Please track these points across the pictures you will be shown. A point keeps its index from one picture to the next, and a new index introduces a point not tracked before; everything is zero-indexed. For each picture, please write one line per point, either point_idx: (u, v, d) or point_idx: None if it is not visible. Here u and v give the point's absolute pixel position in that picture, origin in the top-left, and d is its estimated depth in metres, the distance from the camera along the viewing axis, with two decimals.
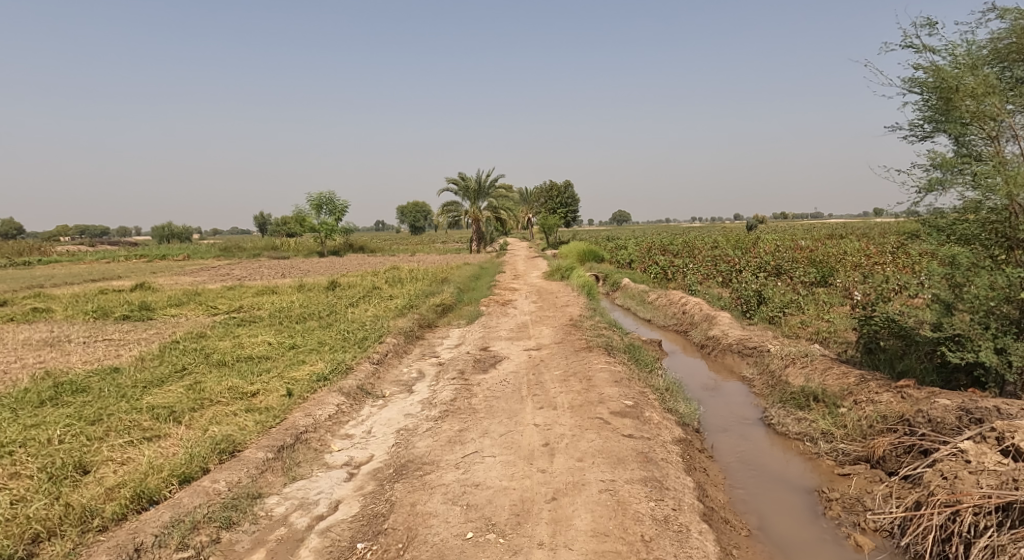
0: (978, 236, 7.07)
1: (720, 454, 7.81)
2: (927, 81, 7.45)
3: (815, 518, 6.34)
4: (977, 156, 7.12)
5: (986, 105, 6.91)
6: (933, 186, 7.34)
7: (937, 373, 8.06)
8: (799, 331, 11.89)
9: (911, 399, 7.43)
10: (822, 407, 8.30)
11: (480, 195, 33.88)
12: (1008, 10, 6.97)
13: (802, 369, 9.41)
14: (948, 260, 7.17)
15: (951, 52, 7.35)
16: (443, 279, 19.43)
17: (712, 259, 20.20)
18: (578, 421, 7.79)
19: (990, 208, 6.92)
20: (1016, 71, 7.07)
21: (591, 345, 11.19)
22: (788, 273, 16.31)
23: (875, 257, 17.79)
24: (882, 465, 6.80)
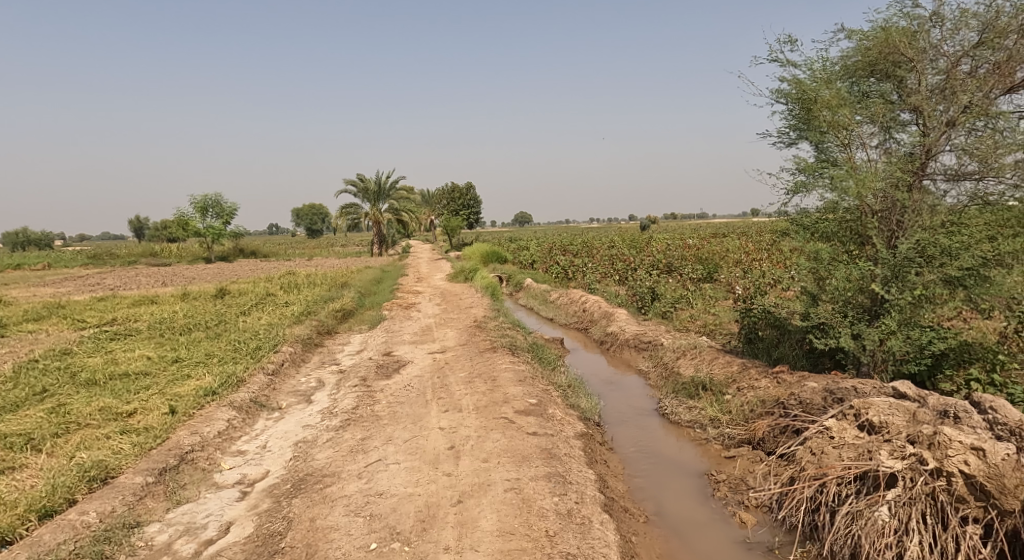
0: (836, 234, 7.78)
1: (620, 446, 8.13)
2: (790, 93, 8.14)
3: (706, 500, 6.74)
4: (834, 161, 7.85)
5: (839, 115, 7.62)
6: (799, 188, 8.02)
7: (806, 358, 8.83)
8: (689, 324, 12.61)
9: (785, 383, 8.08)
10: (709, 395, 8.84)
11: (380, 197, 33.17)
12: (853, 31, 7.75)
13: (692, 359, 9.98)
14: (812, 256, 7.86)
15: (809, 68, 8.08)
16: (343, 284, 18.89)
17: (609, 258, 20.98)
18: (483, 422, 7.84)
19: (844, 209, 7.64)
20: (862, 85, 7.93)
21: (495, 346, 11.28)
22: (678, 270, 17.24)
23: (755, 254, 19.13)
24: (762, 446, 7.35)
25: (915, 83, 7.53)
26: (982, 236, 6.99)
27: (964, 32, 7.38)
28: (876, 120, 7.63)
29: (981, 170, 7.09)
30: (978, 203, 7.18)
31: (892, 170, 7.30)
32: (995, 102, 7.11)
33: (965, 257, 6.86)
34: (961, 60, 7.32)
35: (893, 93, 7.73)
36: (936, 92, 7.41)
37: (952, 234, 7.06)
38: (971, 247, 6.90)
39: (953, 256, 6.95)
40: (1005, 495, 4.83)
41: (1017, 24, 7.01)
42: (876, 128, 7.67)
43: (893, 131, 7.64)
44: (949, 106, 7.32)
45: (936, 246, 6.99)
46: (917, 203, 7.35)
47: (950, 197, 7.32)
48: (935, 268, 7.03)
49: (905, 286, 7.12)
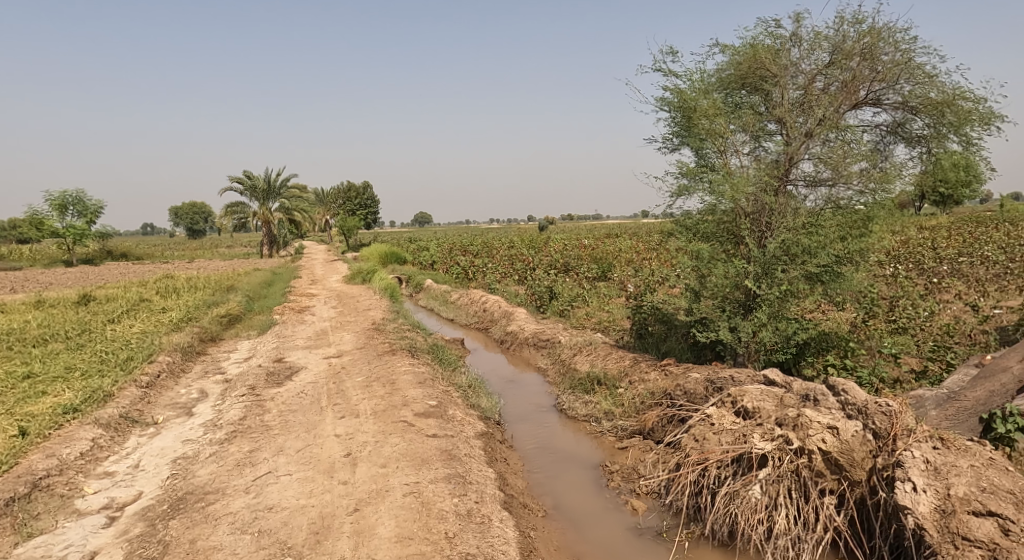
0: (715, 234, 8.27)
1: (519, 443, 8.20)
2: (672, 102, 8.55)
3: (600, 490, 6.94)
4: (712, 166, 8.31)
5: (715, 124, 8.10)
6: (683, 191, 8.44)
7: (690, 350, 9.34)
8: (585, 321, 12.98)
9: (672, 375, 8.50)
10: (604, 389, 9.13)
11: (269, 195, 31.59)
12: (727, 46, 8.29)
13: (587, 355, 10.26)
14: (694, 255, 8.29)
15: (689, 78, 8.54)
16: (228, 287, 17.78)
17: (508, 258, 21.19)
18: (381, 427, 7.64)
19: (721, 211, 8.13)
20: (735, 97, 8.50)
21: (394, 348, 11.05)
22: (574, 269, 17.71)
23: (645, 253, 20.00)
24: (652, 435, 7.65)
25: (779, 97, 8.20)
26: (835, 236, 7.70)
27: (817, 52, 8.13)
28: (747, 129, 8.20)
29: (834, 177, 7.79)
30: (832, 206, 7.85)
31: (761, 175, 7.87)
32: (843, 116, 8.09)
33: (822, 255, 7.60)
34: (815, 77, 8.14)
35: (761, 105, 8.36)
36: (796, 106, 8.13)
37: (811, 234, 7.71)
38: (826, 246, 7.62)
39: (812, 255, 7.67)
40: (855, 467, 5.33)
41: (861, 47, 7.90)
42: (747, 136, 8.24)
43: (762, 139, 8.24)
44: (807, 119, 8.04)
45: (798, 245, 7.65)
46: (781, 205, 7.97)
47: (810, 201, 7.99)
48: (797, 265, 7.68)
49: (773, 282, 7.73)
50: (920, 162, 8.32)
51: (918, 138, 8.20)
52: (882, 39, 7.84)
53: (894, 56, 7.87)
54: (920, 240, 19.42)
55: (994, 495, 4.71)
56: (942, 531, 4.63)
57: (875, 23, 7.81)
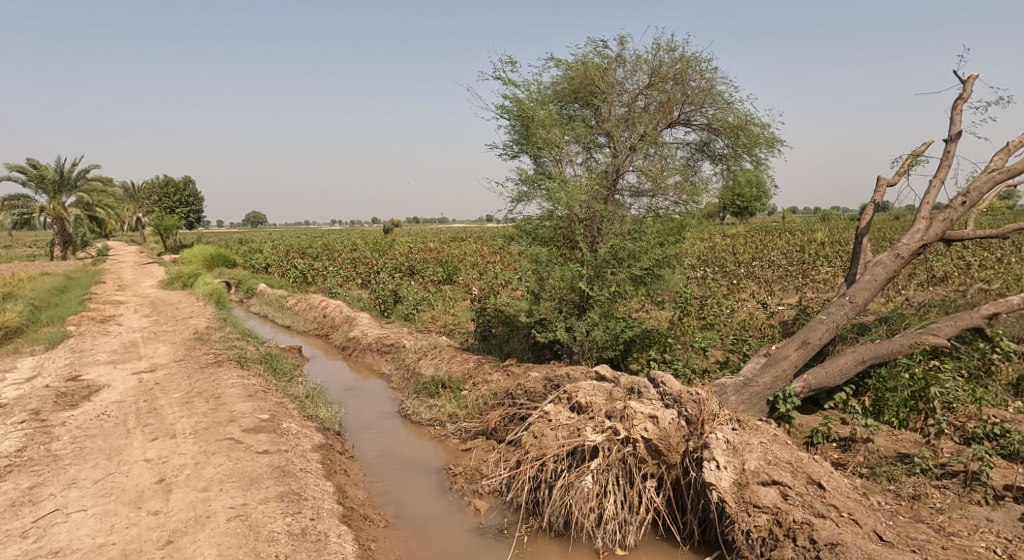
0: (552, 238, 8.55)
1: (361, 453, 7.86)
2: (512, 110, 8.70)
3: (444, 494, 6.84)
4: (549, 174, 8.55)
5: (551, 134, 8.35)
6: (523, 197, 8.63)
7: (531, 350, 9.60)
8: (430, 325, 12.83)
9: (514, 375, 8.65)
10: (448, 392, 9.06)
11: (63, 188, 27.58)
12: (561, 61, 8.64)
13: (431, 359, 10.12)
14: (533, 259, 8.53)
15: (527, 88, 8.77)
16: (6, 295, 15.15)
17: (350, 261, 20.41)
18: (201, 447, 6.90)
19: (557, 217, 8.41)
20: (569, 109, 8.88)
21: (218, 360, 10.08)
22: (419, 273, 17.50)
23: (488, 257, 20.35)
24: (494, 435, 7.70)
25: (607, 112, 8.71)
26: (655, 242, 8.30)
27: (638, 74, 8.74)
28: (579, 141, 8.59)
29: (654, 189, 8.42)
30: (652, 215, 8.48)
31: (592, 185, 8.26)
32: (660, 133, 8.82)
33: (645, 259, 8.14)
34: (638, 96, 8.76)
35: (592, 119, 8.82)
36: (622, 121, 8.69)
37: (634, 240, 8.23)
38: (649, 251, 8.19)
39: (636, 258, 8.17)
40: (672, 451, 5.76)
41: (674, 72, 8.64)
42: (580, 147, 8.64)
43: (593, 151, 8.68)
44: (631, 134, 8.62)
45: (625, 249, 8.11)
46: (610, 212, 8.43)
47: (635, 209, 8.56)
48: (625, 268, 8.18)
49: (604, 284, 8.15)
50: (723, 178, 9.32)
51: (720, 156, 9.18)
52: (691, 67, 8.65)
53: (700, 83, 8.73)
54: (726, 246, 21.83)
55: (777, 466, 5.31)
56: (739, 501, 5.12)
57: (684, 52, 8.60)
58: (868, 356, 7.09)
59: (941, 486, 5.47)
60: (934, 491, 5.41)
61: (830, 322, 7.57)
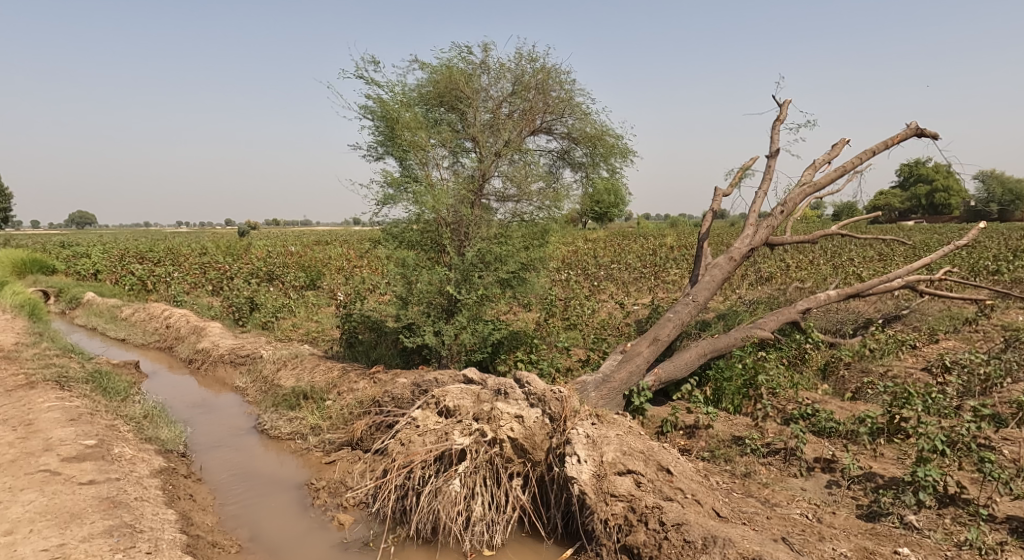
0: (419, 242, 8.47)
1: (210, 475, 7.32)
2: (376, 111, 8.50)
3: (304, 510, 6.56)
4: (415, 177, 8.43)
5: (417, 137, 8.26)
6: (388, 200, 8.47)
7: (400, 356, 9.47)
8: (291, 333, 12.22)
9: (381, 382, 8.49)
10: (310, 403, 8.68)
11: None
12: (426, 64, 8.63)
13: (292, 370, 9.63)
14: (400, 262, 8.36)
15: (391, 89, 8.64)
16: None
17: (198, 266, 18.88)
18: (9, 482, 6.03)
19: (424, 220, 8.35)
20: (434, 113, 8.89)
21: (33, 381, 8.87)
22: (279, 278, 16.60)
23: (354, 261, 19.79)
24: (361, 445, 7.50)
25: (472, 117, 8.82)
26: (520, 246, 8.51)
27: (502, 81, 8.95)
28: (445, 145, 8.62)
29: (518, 194, 8.66)
30: (518, 220, 8.71)
31: (459, 189, 8.31)
32: (524, 140, 9.11)
33: (510, 263, 8.33)
34: (502, 103, 8.99)
35: (458, 123, 8.89)
36: (487, 127, 8.85)
37: (501, 244, 8.37)
38: (514, 255, 8.39)
39: (502, 262, 8.34)
40: (536, 449, 5.94)
41: (536, 82, 8.96)
42: (446, 151, 8.68)
43: (459, 155, 8.74)
44: (496, 140, 8.80)
45: (491, 253, 8.25)
46: (476, 217, 8.55)
47: (500, 214, 8.74)
48: (491, 272, 8.31)
49: (471, 288, 8.24)
50: (583, 185, 9.79)
51: (580, 164, 9.65)
52: (553, 78, 9.00)
53: (560, 93, 9.10)
54: (587, 249, 22.94)
55: (631, 455, 5.66)
56: (598, 491, 5.40)
57: (545, 63, 8.93)
58: (708, 350, 7.83)
59: (766, 462, 6.16)
60: (760, 468, 6.06)
61: (676, 320, 8.22)
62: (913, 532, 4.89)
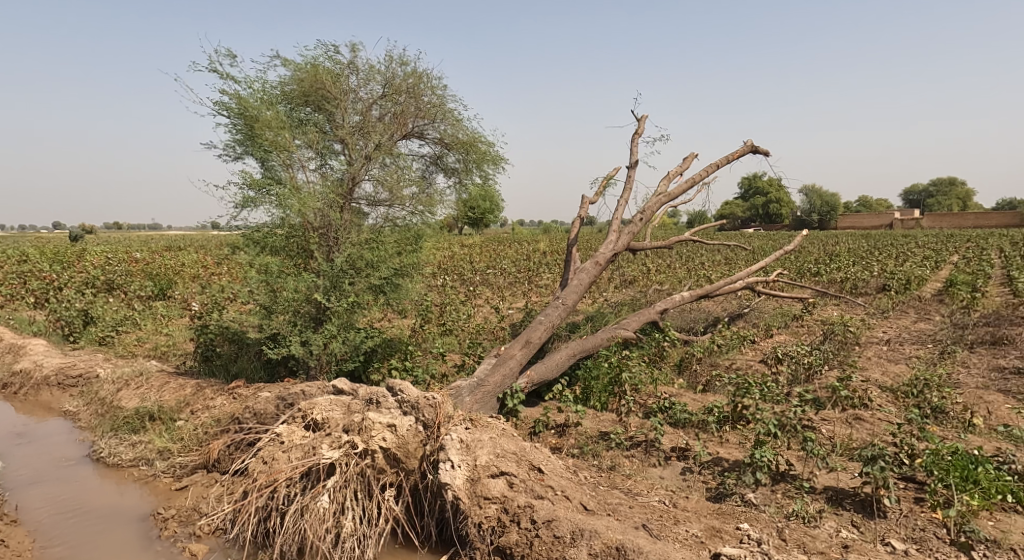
0: (283, 248, 8.04)
1: (30, 516, 6.46)
2: (232, 107, 7.94)
3: (148, 545, 5.99)
4: (278, 179, 7.97)
5: (280, 137, 7.84)
6: (248, 203, 7.95)
7: (263, 369, 8.98)
8: (135, 348, 11.12)
9: (241, 398, 8.01)
10: (158, 424, 7.95)
11: None
12: (289, 61, 8.27)
13: (136, 390, 8.77)
14: (262, 269, 7.84)
15: (249, 86, 8.16)
16: None
17: (18, 276, 16.62)
18: None
19: (290, 225, 7.95)
20: (298, 112, 8.53)
21: None
22: (121, 288, 15.06)
23: (212, 269, 18.43)
24: (217, 467, 6.97)
25: (340, 119, 8.55)
26: (393, 252, 8.38)
27: (372, 83, 8.80)
28: (311, 146, 8.29)
29: (390, 199, 8.53)
30: (390, 225, 8.57)
31: (327, 193, 8.02)
32: (396, 144, 9.00)
33: (383, 268, 8.16)
34: (372, 105, 8.81)
35: (325, 124, 8.59)
36: (356, 130, 8.61)
37: (373, 250, 8.19)
38: (387, 261, 8.24)
39: (374, 268, 8.15)
40: (409, 457, 5.88)
41: (407, 85, 8.91)
42: (312, 152, 8.34)
43: (326, 157, 8.45)
44: (366, 143, 8.60)
45: (363, 259, 8.05)
46: (346, 222, 8.31)
47: (371, 219, 8.57)
48: (362, 278, 8.10)
49: (342, 295, 7.95)
50: (456, 191, 9.86)
51: (453, 170, 9.72)
52: (424, 83, 9.02)
53: (432, 98, 9.12)
54: (462, 255, 23.08)
55: (504, 457, 5.76)
56: (472, 495, 5.43)
57: (416, 67, 8.90)
58: (577, 351, 8.17)
59: (629, 455, 6.53)
60: (624, 460, 6.42)
61: (547, 322, 8.48)
62: (752, 508, 5.40)
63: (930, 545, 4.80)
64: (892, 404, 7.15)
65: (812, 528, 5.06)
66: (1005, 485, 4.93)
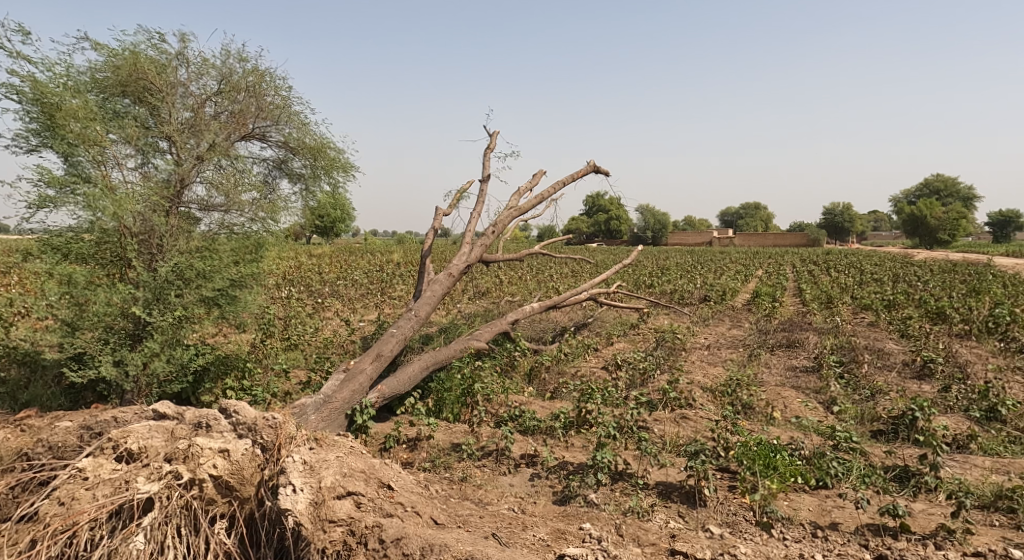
0: (92, 256, 7.09)
1: None
2: (24, 92, 6.86)
3: None
4: (87, 177, 6.99)
5: (89, 129, 6.94)
6: (46, 204, 6.87)
7: (65, 395, 7.84)
8: None
9: (32, 429, 6.91)
10: None
11: None
12: (101, 45, 7.39)
13: None
14: (63, 279, 6.84)
15: (49, 69, 7.07)
16: None
17: None
18: None
19: (101, 229, 6.97)
20: (113, 103, 7.57)
21: None
22: None
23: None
24: None
25: (166, 114, 7.74)
26: (229, 261, 7.75)
27: (206, 78, 8.12)
28: (130, 142, 7.39)
29: (226, 204, 7.87)
30: (225, 231, 7.90)
31: (149, 194, 7.20)
32: (233, 145, 8.35)
33: (217, 279, 7.52)
34: (205, 101, 8.10)
35: (147, 118, 7.73)
36: (186, 127, 7.84)
37: (204, 259, 7.52)
38: (221, 271, 7.60)
39: (206, 278, 7.48)
40: (244, 485, 5.40)
41: (247, 84, 8.37)
42: (132, 149, 7.44)
43: (149, 155, 7.57)
44: (198, 142, 7.84)
45: (192, 269, 7.34)
46: (172, 227, 7.52)
47: (203, 225, 7.85)
48: (192, 289, 7.38)
49: (166, 309, 7.18)
50: (302, 198, 9.39)
51: (298, 176, 9.25)
52: (266, 82, 8.53)
53: (275, 99, 8.66)
54: (308, 265, 21.98)
55: (351, 477, 5.49)
56: (315, 520, 5.10)
57: (258, 65, 8.39)
58: (430, 363, 8.08)
59: (480, 465, 6.55)
60: (476, 471, 6.43)
61: (399, 335, 8.29)
62: (594, 507, 5.65)
63: (740, 527, 5.28)
64: (711, 402, 7.89)
65: (645, 521, 5.40)
66: (797, 469, 5.66)
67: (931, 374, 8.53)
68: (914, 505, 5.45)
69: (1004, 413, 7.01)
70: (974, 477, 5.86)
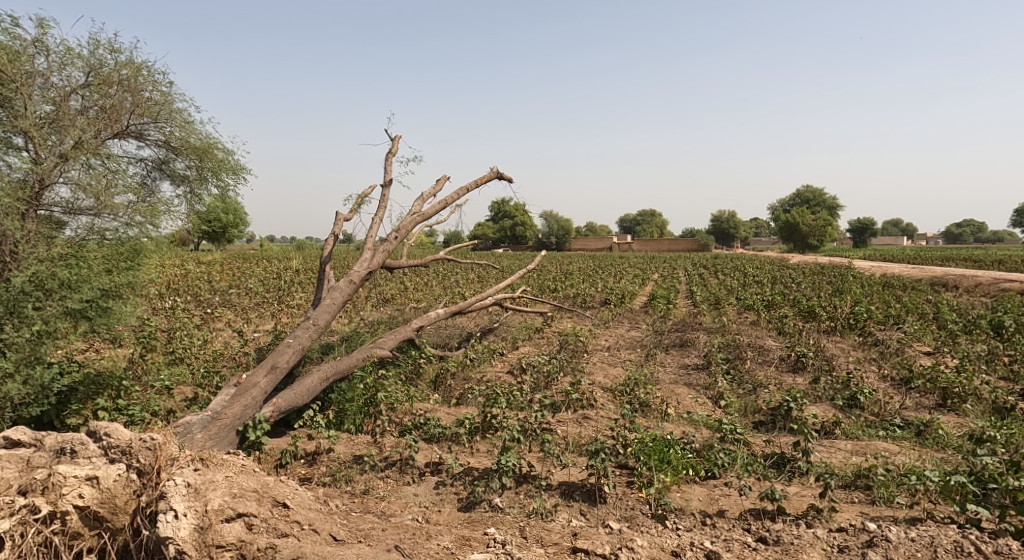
0: None
1: None
2: None
3: None
4: None
5: None
6: None
7: None
8: None
9: None
10: None
11: None
12: None
13: None
14: None
15: None
16: None
17: None
18: None
19: None
20: None
21: None
22: None
23: None
24: None
25: (21, 107, 6.94)
26: (99, 270, 7.12)
27: (70, 69, 7.41)
28: None
29: (95, 207, 7.17)
30: (95, 237, 7.24)
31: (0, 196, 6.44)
32: (104, 143, 7.66)
33: (85, 290, 6.87)
34: (69, 94, 7.39)
35: None
36: (45, 122, 7.09)
37: (70, 267, 6.85)
38: (90, 280, 6.96)
39: (72, 289, 6.81)
40: (117, 514, 4.96)
41: (120, 77, 7.72)
42: None
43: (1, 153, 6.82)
44: (60, 139, 7.10)
45: (53, 278, 6.65)
46: (29, 233, 6.75)
47: (67, 230, 7.13)
48: (55, 301, 6.67)
49: (21, 323, 6.47)
50: (186, 202, 8.78)
51: (182, 177, 8.66)
52: (142, 76, 7.92)
53: (154, 95, 8.07)
54: (198, 273, 20.70)
55: (242, 497, 5.14)
56: (201, 547, 4.77)
57: (132, 57, 7.78)
58: (329, 374, 7.76)
59: (384, 476, 6.37)
60: (379, 482, 6.24)
61: (296, 345, 7.89)
62: (498, 512, 5.64)
63: (637, 520, 5.47)
64: (610, 402, 8.11)
65: (547, 522, 5.46)
66: (688, 462, 5.93)
67: (803, 367, 9.23)
68: (788, 488, 5.86)
69: (863, 400, 7.70)
70: (839, 459, 6.39)
